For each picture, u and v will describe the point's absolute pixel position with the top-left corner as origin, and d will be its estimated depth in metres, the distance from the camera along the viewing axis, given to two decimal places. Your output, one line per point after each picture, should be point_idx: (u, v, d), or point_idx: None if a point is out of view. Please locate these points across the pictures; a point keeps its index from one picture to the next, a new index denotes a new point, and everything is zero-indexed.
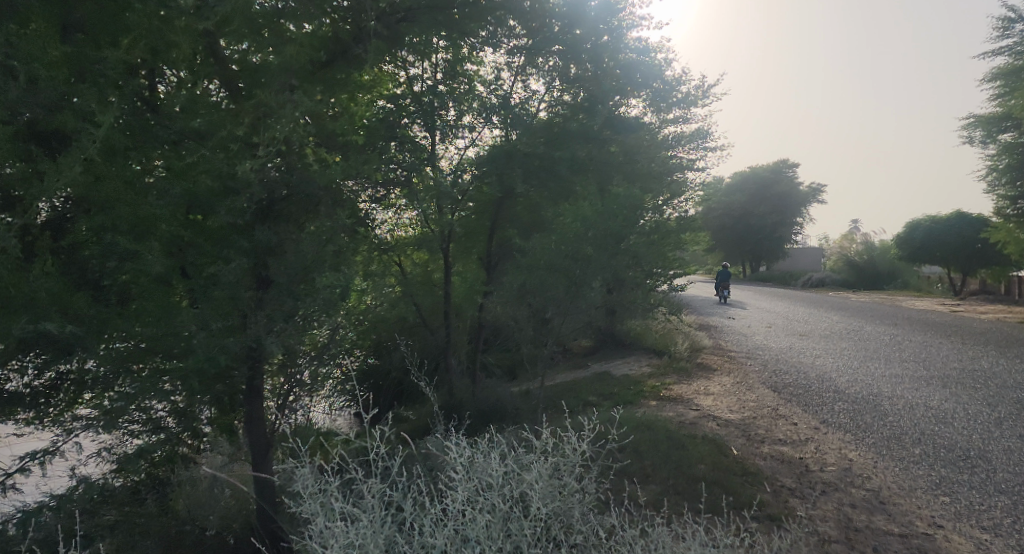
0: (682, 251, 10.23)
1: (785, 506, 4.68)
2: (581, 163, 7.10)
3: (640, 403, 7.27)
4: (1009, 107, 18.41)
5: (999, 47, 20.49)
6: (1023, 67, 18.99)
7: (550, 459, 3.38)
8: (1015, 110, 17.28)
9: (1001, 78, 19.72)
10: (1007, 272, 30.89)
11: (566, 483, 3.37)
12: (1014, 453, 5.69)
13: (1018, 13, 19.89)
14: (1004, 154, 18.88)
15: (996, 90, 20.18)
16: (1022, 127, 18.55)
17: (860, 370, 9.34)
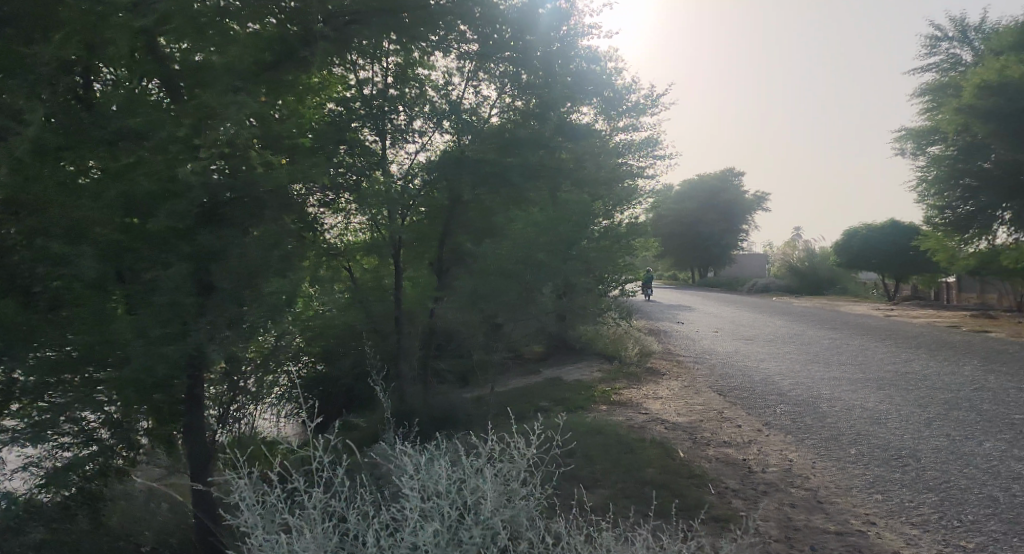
0: (632, 257, 10.45)
1: (729, 507, 4.79)
2: (535, 171, 6.99)
3: (591, 408, 7.34)
4: (936, 121, 19.40)
5: (928, 63, 21.59)
6: (948, 83, 20.06)
7: (500, 467, 3.34)
8: (943, 123, 18.21)
9: (929, 94, 20.78)
10: (937, 278, 32.48)
11: (514, 489, 3.38)
12: (942, 452, 5.96)
13: (944, 32, 21.01)
14: (933, 166, 19.86)
15: (926, 105, 21.23)
16: (949, 140, 19.56)
17: (801, 373, 9.64)
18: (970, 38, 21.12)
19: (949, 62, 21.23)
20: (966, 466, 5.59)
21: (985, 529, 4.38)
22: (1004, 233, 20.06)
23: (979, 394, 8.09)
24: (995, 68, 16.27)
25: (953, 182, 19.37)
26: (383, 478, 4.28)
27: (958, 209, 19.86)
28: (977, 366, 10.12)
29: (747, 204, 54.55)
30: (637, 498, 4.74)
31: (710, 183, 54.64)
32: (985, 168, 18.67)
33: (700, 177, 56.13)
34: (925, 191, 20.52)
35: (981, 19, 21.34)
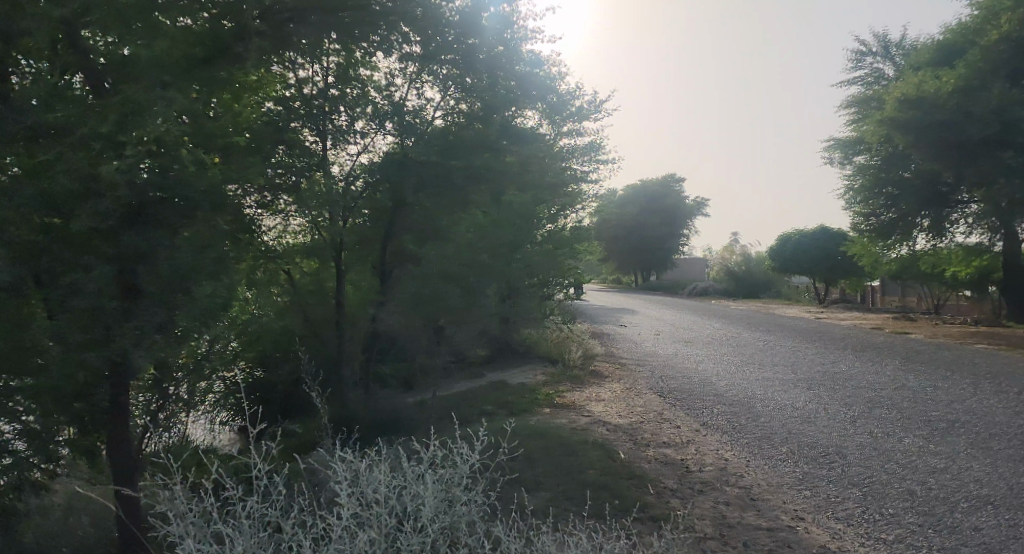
0: (576, 261, 10.61)
1: (668, 506, 4.88)
2: (480, 173, 6.89)
3: (535, 411, 7.36)
4: (861, 132, 20.37)
5: (853, 77, 22.60)
6: (871, 96, 21.10)
7: (441, 472, 3.28)
8: (868, 134, 19.13)
9: (855, 105, 21.81)
10: (863, 282, 34.04)
11: (456, 493, 3.33)
12: (865, 449, 6.23)
13: (868, 48, 22.08)
14: (858, 174, 20.81)
15: (852, 116, 22.26)
16: (873, 150, 20.54)
17: (737, 374, 9.93)
18: (892, 54, 22.23)
19: (872, 77, 22.30)
20: (887, 462, 5.86)
21: (904, 521, 4.61)
22: (923, 240, 21.20)
23: (897, 393, 8.50)
24: (913, 85, 17.14)
25: (877, 191, 20.32)
26: (320, 484, 4.17)
27: (881, 217, 20.82)
28: (894, 366, 10.66)
29: (689, 209, 55.98)
30: (579, 500, 4.77)
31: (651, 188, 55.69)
32: (906, 177, 19.68)
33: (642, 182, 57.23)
34: (852, 199, 21.46)
35: (901, 36, 22.50)
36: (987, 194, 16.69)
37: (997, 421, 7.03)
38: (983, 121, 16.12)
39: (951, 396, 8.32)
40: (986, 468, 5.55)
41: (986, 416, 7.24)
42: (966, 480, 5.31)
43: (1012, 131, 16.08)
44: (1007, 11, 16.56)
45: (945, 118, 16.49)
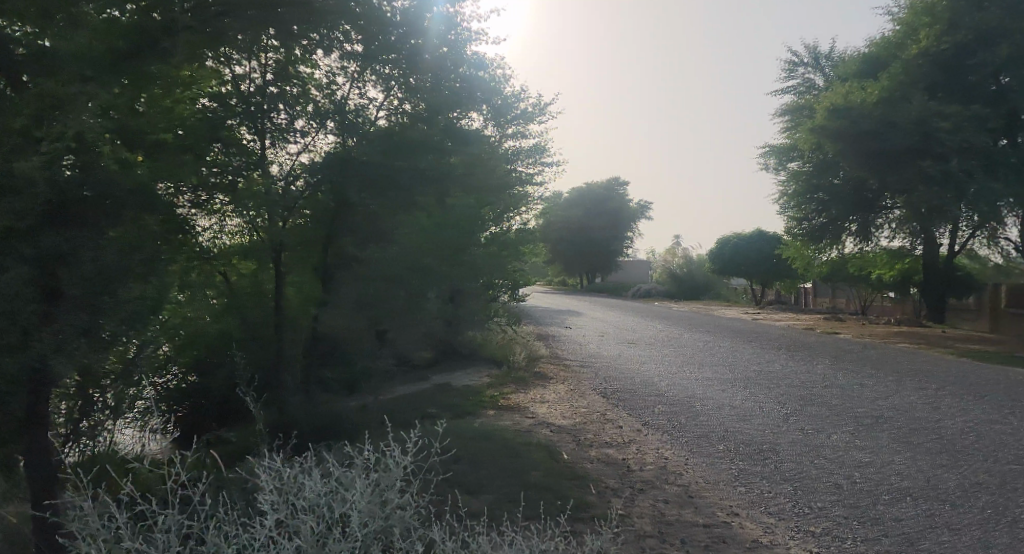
0: (522, 263, 10.67)
1: (608, 505, 4.95)
2: (425, 175, 6.75)
3: (479, 413, 7.33)
4: (794, 139, 21.16)
5: (787, 86, 23.41)
6: (802, 105, 21.97)
7: (373, 476, 3.24)
8: (800, 141, 19.89)
9: (788, 114, 22.65)
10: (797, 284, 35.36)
11: (388, 497, 3.28)
12: (797, 446, 6.45)
13: (800, 58, 22.98)
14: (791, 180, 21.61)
15: (785, 124, 23.11)
16: (805, 156, 21.37)
17: (677, 374, 10.16)
18: (822, 65, 23.13)
19: (804, 86, 23.19)
20: (816, 457, 6.09)
21: (831, 514, 4.79)
22: (851, 244, 22.19)
23: (826, 391, 8.84)
24: (841, 95, 18.08)
25: (809, 196, 21.11)
26: (252, 489, 4.04)
27: (813, 222, 21.64)
28: (824, 365, 11.10)
29: (632, 212, 57.05)
30: (523, 501, 4.77)
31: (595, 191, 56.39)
32: (836, 183, 20.52)
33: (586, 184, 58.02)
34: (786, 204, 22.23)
35: (831, 48, 23.44)
36: (910, 200, 17.57)
37: (916, 417, 7.40)
38: (905, 131, 16.98)
39: (875, 393, 8.70)
40: (907, 461, 5.83)
41: (907, 412, 7.61)
42: (888, 474, 5.57)
43: (930, 141, 16.95)
44: (924, 27, 17.47)
45: (869, 127, 17.31)
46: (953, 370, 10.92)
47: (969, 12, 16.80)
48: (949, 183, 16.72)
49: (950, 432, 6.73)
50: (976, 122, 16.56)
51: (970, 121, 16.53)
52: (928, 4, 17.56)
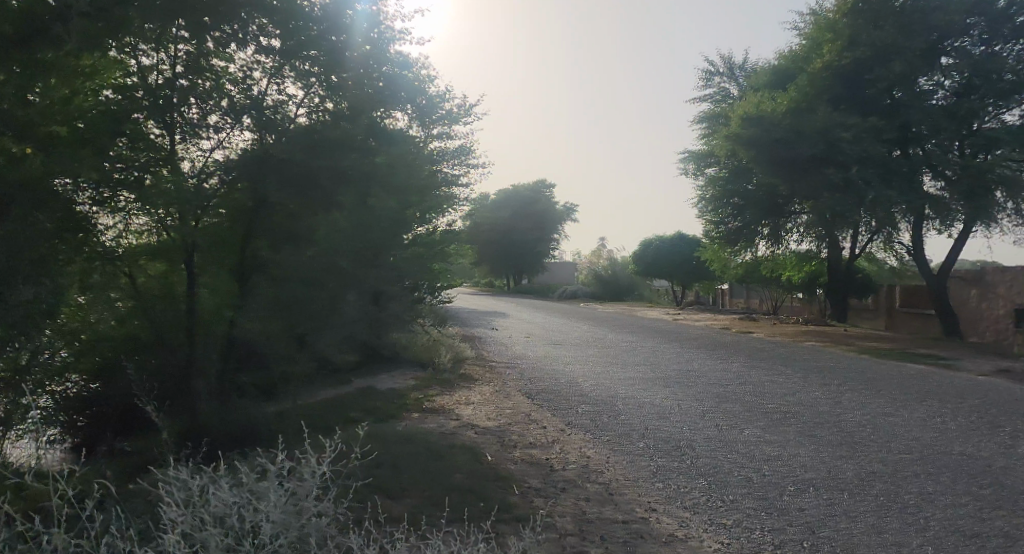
0: (449, 265, 10.62)
1: (531, 506, 4.98)
2: (346, 175, 6.55)
3: (403, 416, 7.20)
4: (711, 146, 22.01)
5: (704, 95, 24.31)
6: (718, 113, 22.89)
7: (287, 484, 3.14)
8: (716, 148, 20.71)
9: (706, 121, 23.54)
10: (714, 286, 36.79)
11: (304, 508, 3.16)
12: (712, 441, 6.69)
13: (716, 68, 23.92)
14: (709, 185, 22.45)
15: (702, 131, 23.99)
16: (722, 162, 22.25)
17: (601, 374, 10.35)
18: (737, 75, 24.12)
19: (720, 95, 24.17)
20: (730, 452, 6.33)
21: (742, 507, 4.98)
22: (764, 247, 23.24)
23: (739, 388, 9.24)
24: (752, 105, 19.07)
25: (725, 201, 22.02)
26: (156, 500, 3.81)
27: (729, 225, 22.57)
28: (738, 363, 11.59)
29: (559, 215, 57.95)
30: (447, 504, 4.69)
31: (521, 193, 57.51)
32: (750, 189, 21.47)
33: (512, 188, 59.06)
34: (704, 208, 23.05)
35: (745, 60, 24.51)
36: (817, 206, 18.59)
37: (820, 411, 7.83)
38: (811, 140, 17.98)
39: (784, 389, 9.16)
40: (811, 454, 6.15)
41: (812, 406, 8.05)
42: (794, 466, 5.86)
43: (834, 150, 17.99)
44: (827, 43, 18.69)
45: (780, 135, 18.23)
46: (854, 366, 11.62)
47: (867, 30, 18.04)
48: (850, 190, 17.76)
49: (850, 425, 7.15)
50: (873, 133, 17.71)
51: (867, 133, 17.56)
52: (830, 22, 18.80)
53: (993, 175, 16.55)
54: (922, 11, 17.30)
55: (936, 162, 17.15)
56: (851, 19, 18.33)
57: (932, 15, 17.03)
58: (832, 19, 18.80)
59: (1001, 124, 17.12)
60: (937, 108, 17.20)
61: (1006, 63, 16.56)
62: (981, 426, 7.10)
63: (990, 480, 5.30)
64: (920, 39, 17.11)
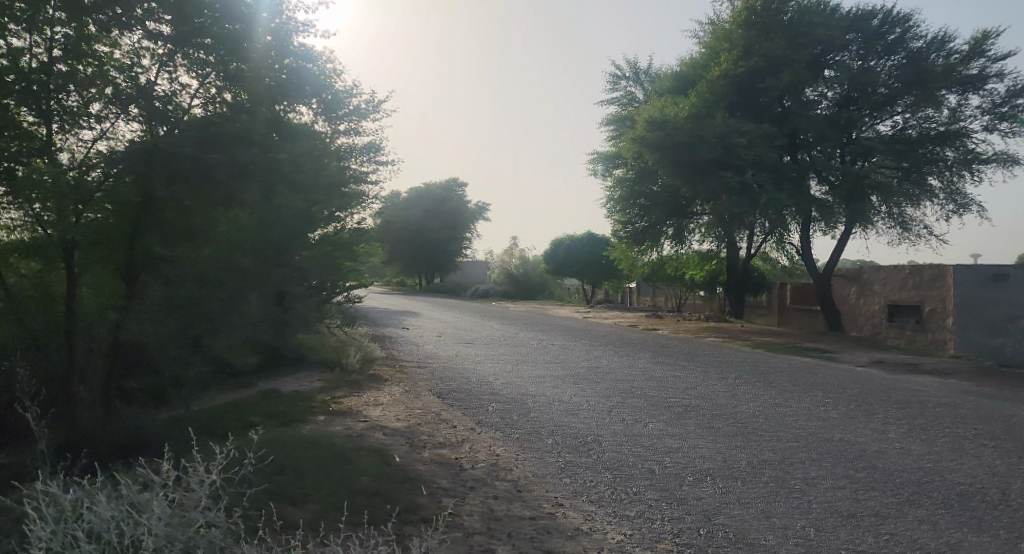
0: (358, 264, 10.35)
1: (439, 506, 4.92)
2: (246, 170, 6.27)
3: (309, 420, 6.96)
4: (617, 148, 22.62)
5: (611, 98, 24.92)
6: (624, 116, 23.61)
7: (174, 495, 2.93)
8: (622, 150, 21.34)
9: (612, 124, 24.18)
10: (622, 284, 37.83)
11: (193, 518, 2.97)
12: (618, 436, 6.86)
13: (621, 72, 24.58)
14: (615, 186, 23.06)
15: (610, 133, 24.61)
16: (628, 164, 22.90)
17: (513, 373, 10.40)
18: (642, 79, 24.84)
19: (626, 99, 24.86)
20: (634, 446, 6.52)
21: (644, 498, 5.14)
22: (670, 247, 24.15)
23: (643, 383, 9.54)
24: (658, 110, 19.68)
25: (632, 202, 22.72)
26: (22, 518, 3.47)
27: (635, 225, 23.30)
28: (643, 359, 11.97)
29: (472, 214, 57.85)
30: (352, 508, 4.55)
31: (434, 191, 56.94)
32: (655, 190, 22.24)
33: (424, 187, 58.50)
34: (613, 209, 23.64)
35: (649, 65, 25.29)
36: (717, 208, 19.48)
37: (718, 403, 8.21)
38: (711, 145, 18.82)
39: (686, 384, 9.53)
40: (709, 445, 6.43)
41: (711, 399, 8.43)
42: (693, 457, 6.10)
43: (731, 155, 18.92)
44: (724, 52, 19.65)
45: (682, 140, 18.94)
46: (749, 360, 12.26)
47: (759, 42, 19.13)
48: (747, 194, 18.73)
49: (745, 416, 7.53)
50: (767, 140, 18.78)
51: (761, 139, 18.62)
52: (726, 33, 19.82)
53: (870, 181, 17.93)
54: (807, 26, 18.50)
55: (821, 168, 18.42)
56: (744, 31, 19.39)
57: (816, 30, 18.24)
58: (728, 29, 19.80)
59: (877, 133, 18.49)
60: (822, 117, 18.41)
61: (880, 77, 17.89)
62: (860, 413, 7.66)
63: (865, 463, 5.72)
64: (806, 52, 18.30)
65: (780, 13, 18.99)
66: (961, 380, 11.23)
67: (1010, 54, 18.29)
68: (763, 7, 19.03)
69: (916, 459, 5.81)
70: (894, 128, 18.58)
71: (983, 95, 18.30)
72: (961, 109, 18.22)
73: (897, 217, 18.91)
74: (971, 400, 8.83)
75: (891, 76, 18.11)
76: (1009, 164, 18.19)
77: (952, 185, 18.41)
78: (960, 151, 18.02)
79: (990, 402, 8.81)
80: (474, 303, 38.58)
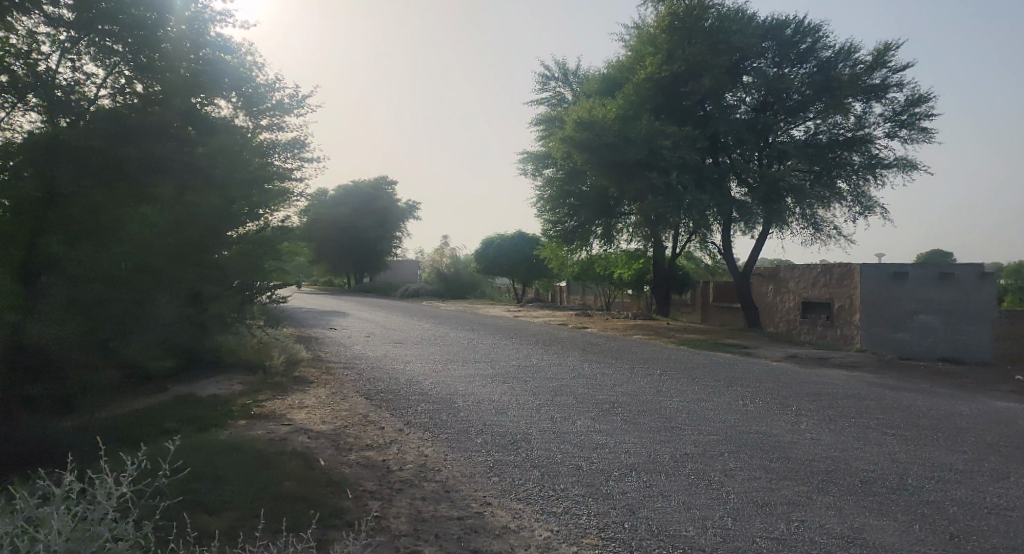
0: (281, 262, 10.03)
1: (365, 510, 4.81)
2: (156, 164, 6.24)
3: (228, 425, 6.68)
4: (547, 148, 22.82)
5: (541, 98, 25.14)
6: (554, 117, 23.87)
7: (78, 506, 2.73)
8: (552, 150, 21.50)
9: (542, 124, 24.40)
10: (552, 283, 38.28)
11: (98, 533, 2.77)
12: (546, 434, 6.91)
13: (551, 72, 24.79)
14: (546, 186, 23.23)
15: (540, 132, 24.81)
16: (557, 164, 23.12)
17: (442, 373, 10.32)
18: (570, 81, 25.14)
19: (555, 99, 25.13)
20: (562, 443, 6.59)
21: (571, 494, 5.18)
22: (599, 246, 24.59)
23: (571, 381, 9.65)
24: (586, 110, 19.93)
25: (562, 202, 23.01)
26: None
27: (566, 224, 23.62)
28: (572, 358, 12.12)
29: (402, 212, 57.18)
30: (272, 514, 4.38)
31: (363, 188, 55.87)
32: (584, 191, 22.56)
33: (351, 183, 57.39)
34: (544, 208, 23.84)
35: (578, 67, 25.65)
36: (643, 208, 19.91)
37: (643, 399, 8.41)
38: (638, 146, 19.21)
39: (613, 380, 9.71)
40: (634, 440, 6.57)
41: (637, 395, 8.62)
42: (618, 452, 6.22)
43: (657, 156, 19.39)
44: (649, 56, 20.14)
45: (609, 141, 19.24)
46: (672, 356, 12.62)
47: (682, 47, 19.76)
48: (671, 194, 19.23)
49: (668, 411, 7.72)
50: (690, 142, 19.36)
51: (684, 141, 19.20)
52: (651, 37, 20.37)
53: (785, 184, 18.82)
54: (727, 33, 19.21)
55: (740, 170, 19.25)
56: (668, 35, 19.96)
57: (735, 37, 18.96)
58: (652, 34, 20.35)
59: (790, 138, 19.41)
60: (740, 121, 19.20)
61: (793, 84, 18.82)
62: (775, 406, 7.99)
63: (779, 453, 5.97)
64: (726, 58, 19.00)
65: (701, 19, 19.60)
66: (867, 373, 11.92)
67: (908, 66, 19.51)
68: (686, 13, 19.65)
69: (826, 449, 6.10)
70: (806, 133, 19.51)
71: (885, 104, 19.46)
72: (866, 117, 19.33)
73: (810, 219, 19.90)
74: (875, 391, 9.38)
75: (803, 83, 19.06)
76: (908, 169, 19.43)
77: (858, 189, 19.53)
78: (865, 156, 19.15)
79: (891, 393, 9.39)
80: (405, 302, 38.18)
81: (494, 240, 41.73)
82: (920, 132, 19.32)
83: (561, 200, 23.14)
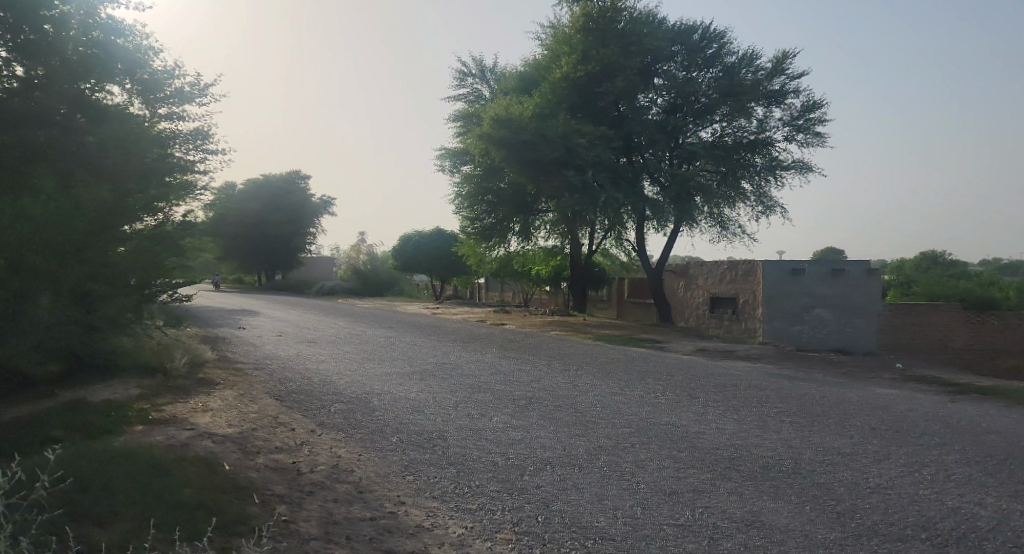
0: (183, 260, 9.51)
1: (272, 515, 4.61)
2: (42, 151, 5.82)
3: (122, 431, 6.25)
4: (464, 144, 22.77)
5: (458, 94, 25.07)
6: (471, 113, 23.85)
7: None
8: (471, 146, 21.46)
9: (459, 120, 24.33)
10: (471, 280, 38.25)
11: None
12: (462, 431, 6.88)
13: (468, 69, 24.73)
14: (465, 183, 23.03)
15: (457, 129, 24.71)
16: (474, 160, 23.09)
17: (358, 372, 10.10)
18: (487, 77, 25.17)
19: (473, 96, 25.13)
20: (479, 439, 6.58)
21: (486, 491, 5.17)
22: (518, 244, 24.74)
23: (488, 377, 9.66)
24: (503, 108, 19.99)
25: (480, 199, 23.02)
26: None
27: (484, 221, 23.71)
28: (490, 354, 12.15)
29: (318, 207, 55.59)
30: (167, 524, 4.13)
31: (273, 181, 53.84)
32: (502, 188, 22.68)
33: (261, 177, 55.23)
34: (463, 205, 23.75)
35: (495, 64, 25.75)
36: (560, 205, 20.18)
37: (559, 394, 8.53)
38: (554, 145, 19.47)
39: (530, 376, 9.81)
40: (550, 435, 6.65)
41: (553, 391, 8.73)
42: (534, 447, 6.27)
43: (573, 154, 19.69)
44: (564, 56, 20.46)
45: (527, 138, 19.39)
46: (587, 352, 12.87)
47: (596, 47, 20.21)
48: (587, 192, 19.60)
49: (583, 406, 7.86)
50: (605, 142, 19.81)
51: (599, 141, 19.62)
52: (566, 37, 20.73)
53: (694, 184, 19.57)
54: (638, 35, 19.82)
55: (652, 169, 19.90)
56: (583, 36, 20.38)
57: (646, 40, 19.58)
58: (568, 34, 20.70)
59: (699, 140, 20.20)
60: (652, 122, 19.82)
61: (700, 88, 19.59)
62: (684, 398, 8.28)
63: (686, 443, 6.19)
64: (638, 60, 19.60)
65: (614, 22, 20.12)
66: (768, 364, 12.57)
67: (804, 74, 20.71)
68: (598, 15, 20.14)
69: (729, 437, 6.37)
70: (713, 135, 20.30)
71: (783, 109, 20.57)
72: (767, 121, 20.34)
73: (718, 217, 20.77)
74: (776, 382, 9.90)
75: (709, 87, 19.88)
76: (805, 171, 20.62)
77: (761, 189, 20.53)
78: (767, 158, 20.15)
79: (790, 383, 9.94)
80: None
81: (412, 236, 41.27)
82: (815, 136, 20.51)
83: (479, 197, 23.10)
